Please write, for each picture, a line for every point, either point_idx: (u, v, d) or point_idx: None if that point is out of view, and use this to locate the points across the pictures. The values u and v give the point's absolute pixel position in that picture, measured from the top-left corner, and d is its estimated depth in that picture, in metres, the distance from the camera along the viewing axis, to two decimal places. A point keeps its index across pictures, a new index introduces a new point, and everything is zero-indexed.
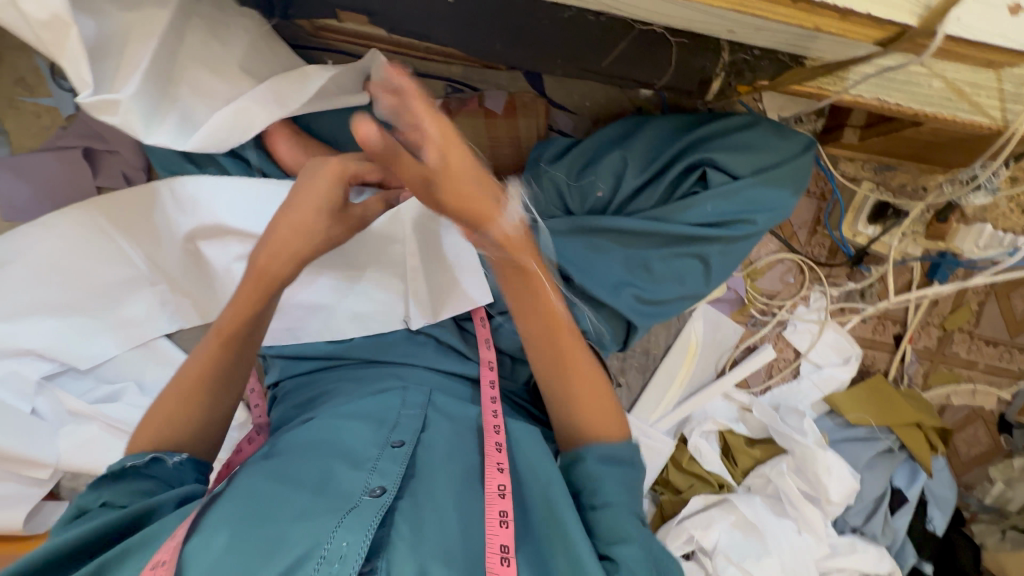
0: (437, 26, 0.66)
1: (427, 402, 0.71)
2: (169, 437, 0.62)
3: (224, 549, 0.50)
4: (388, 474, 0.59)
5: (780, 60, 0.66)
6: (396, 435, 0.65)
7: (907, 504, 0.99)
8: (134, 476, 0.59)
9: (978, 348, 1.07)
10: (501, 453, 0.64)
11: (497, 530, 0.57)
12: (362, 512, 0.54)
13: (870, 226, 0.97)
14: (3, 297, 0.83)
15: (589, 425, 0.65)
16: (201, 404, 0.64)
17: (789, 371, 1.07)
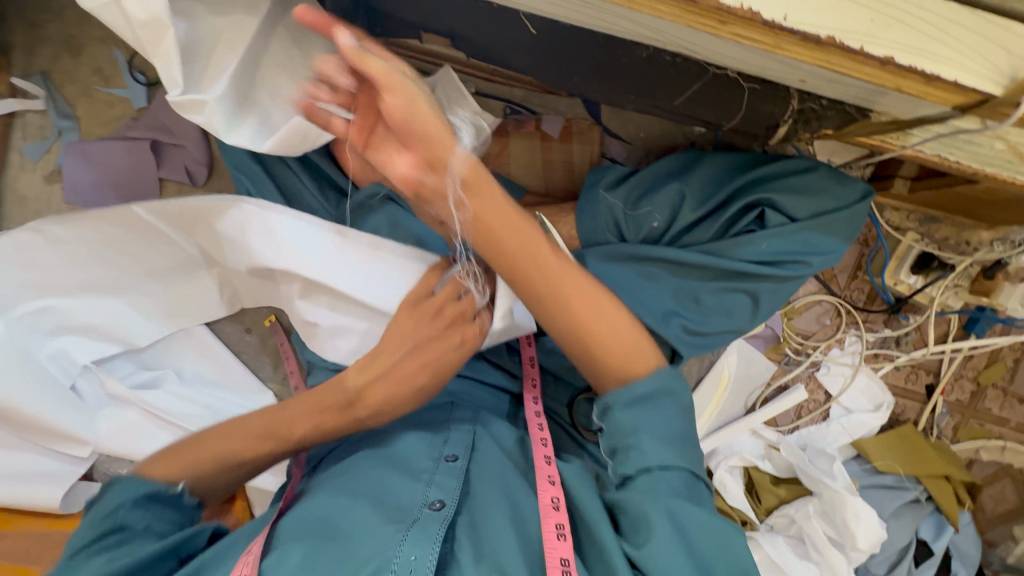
0: (515, 52, 0.68)
1: (474, 418, 0.74)
2: (193, 475, 0.66)
3: (298, 566, 0.54)
4: (445, 487, 0.63)
5: (846, 111, 0.66)
6: (449, 448, 0.68)
7: (933, 557, 0.98)
8: (166, 502, 0.63)
9: (1010, 406, 1.07)
10: (550, 465, 0.65)
11: (555, 542, 0.57)
12: (425, 524, 0.58)
13: (912, 275, 0.98)
14: (60, 273, 0.85)
15: (612, 367, 0.64)
16: (234, 472, 0.68)
17: (818, 414, 1.07)
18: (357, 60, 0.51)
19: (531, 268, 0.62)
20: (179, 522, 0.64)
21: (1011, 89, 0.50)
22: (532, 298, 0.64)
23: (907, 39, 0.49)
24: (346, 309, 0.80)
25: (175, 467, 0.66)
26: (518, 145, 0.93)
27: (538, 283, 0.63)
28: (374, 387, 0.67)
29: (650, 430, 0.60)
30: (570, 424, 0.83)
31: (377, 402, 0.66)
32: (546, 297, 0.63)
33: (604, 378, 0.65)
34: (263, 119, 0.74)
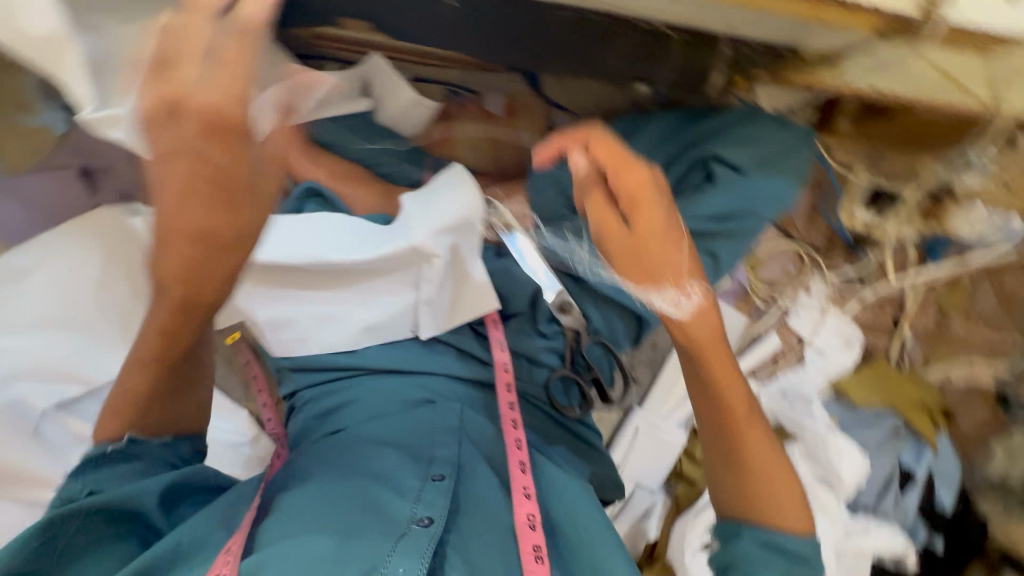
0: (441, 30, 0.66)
1: (460, 429, 0.72)
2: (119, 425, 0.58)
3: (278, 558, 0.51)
4: (434, 504, 0.60)
5: (776, 52, 0.67)
6: (435, 468, 0.65)
7: (916, 481, 1.01)
8: (118, 459, 0.57)
9: (975, 327, 1.10)
10: (525, 475, 0.67)
11: (535, 566, 0.58)
12: (413, 541, 0.55)
13: (865, 210, 1.01)
14: (23, 308, 0.85)
15: (760, 508, 0.61)
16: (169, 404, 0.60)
17: (794, 358, 1.07)
18: (591, 186, 0.57)
19: (737, 408, 0.62)
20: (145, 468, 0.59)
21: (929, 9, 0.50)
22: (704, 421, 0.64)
23: None
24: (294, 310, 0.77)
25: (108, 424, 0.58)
26: (464, 129, 0.85)
27: (714, 404, 0.62)
28: (167, 266, 0.49)
29: (775, 568, 0.58)
30: (551, 406, 0.84)
31: (183, 274, 0.49)
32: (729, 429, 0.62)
33: (745, 503, 0.61)
34: None
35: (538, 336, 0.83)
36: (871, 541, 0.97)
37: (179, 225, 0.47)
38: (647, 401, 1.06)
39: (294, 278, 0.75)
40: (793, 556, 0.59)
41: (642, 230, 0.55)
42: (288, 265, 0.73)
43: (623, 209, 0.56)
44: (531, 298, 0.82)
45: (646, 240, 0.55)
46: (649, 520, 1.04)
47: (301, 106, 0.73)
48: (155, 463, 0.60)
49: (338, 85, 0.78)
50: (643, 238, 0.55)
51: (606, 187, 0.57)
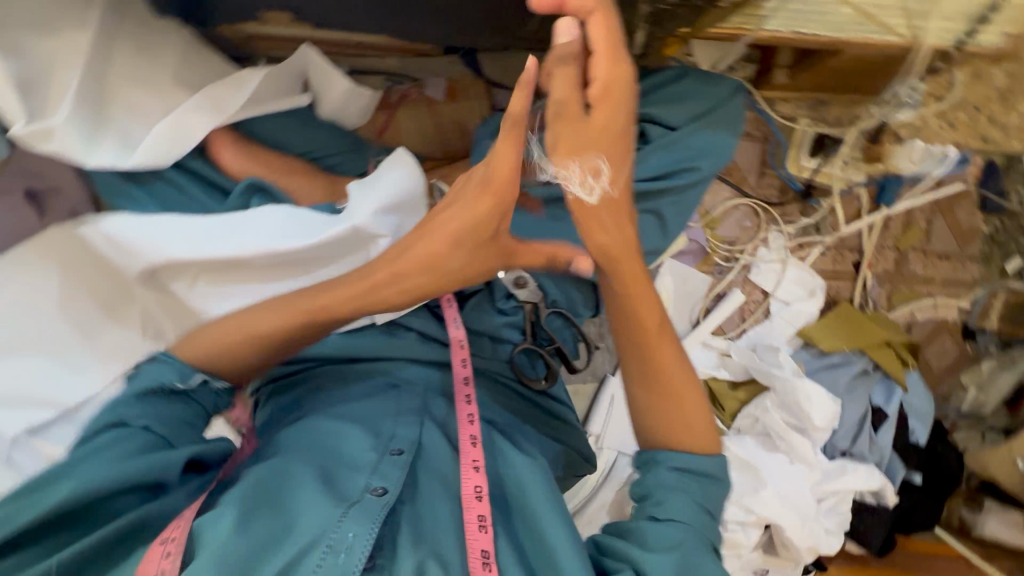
0: (361, 13, 0.66)
1: (423, 407, 0.74)
2: (214, 359, 0.62)
3: (233, 529, 0.52)
4: (389, 476, 0.62)
5: (696, 6, 0.67)
6: (394, 443, 0.66)
7: (888, 420, 1.03)
8: (175, 398, 0.59)
9: (932, 264, 1.13)
10: (475, 449, 0.68)
11: (477, 534, 0.60)
12: (366, 509, 0.58)
13: (812, 159, 1.02)
14: None
15: (672, 437, 0.63)
16: (245, 359, 0.63)
17: (760, 312, 1.10)
18: (557, 66, 0.52)
19: (643, 309, 0.62)
20: (198, 414, 0.61)
21: None
22: (627, 349, 0.64)
23: None
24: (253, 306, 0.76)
25: (195, 348, 0.62)
26: (406, 115, 0.91)
27: (632, 331, 0.63)
28: (456, 255, 0.56)
29: (682, 491, 0.60)
30: (517, 379, 0.84)
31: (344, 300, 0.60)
32: (638, 331, 0.62)
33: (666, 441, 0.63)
34: (124, 134, 0.71)
35: (498, 313, 0.84)
36: (848, 483, 0.97)
37: (452, 220, 0.55)
38: (620, 369, 1.07)
39: (244, 275, 0.76)
40: (700, 476, 0.61)
41: (589, 133, 0.53)
42: (238, 260, 0.74)
43: (589, 96, 0.53)
44: (485, 273, 0.83)
45: (597, 135, 0.53)
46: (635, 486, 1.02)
47: (236, 101, 0.75)
48: (201, 414, 0.61)
49: (272, 80, 0.78)
50: (594, 131, 0.53)
51: (577, 68, 0.53)
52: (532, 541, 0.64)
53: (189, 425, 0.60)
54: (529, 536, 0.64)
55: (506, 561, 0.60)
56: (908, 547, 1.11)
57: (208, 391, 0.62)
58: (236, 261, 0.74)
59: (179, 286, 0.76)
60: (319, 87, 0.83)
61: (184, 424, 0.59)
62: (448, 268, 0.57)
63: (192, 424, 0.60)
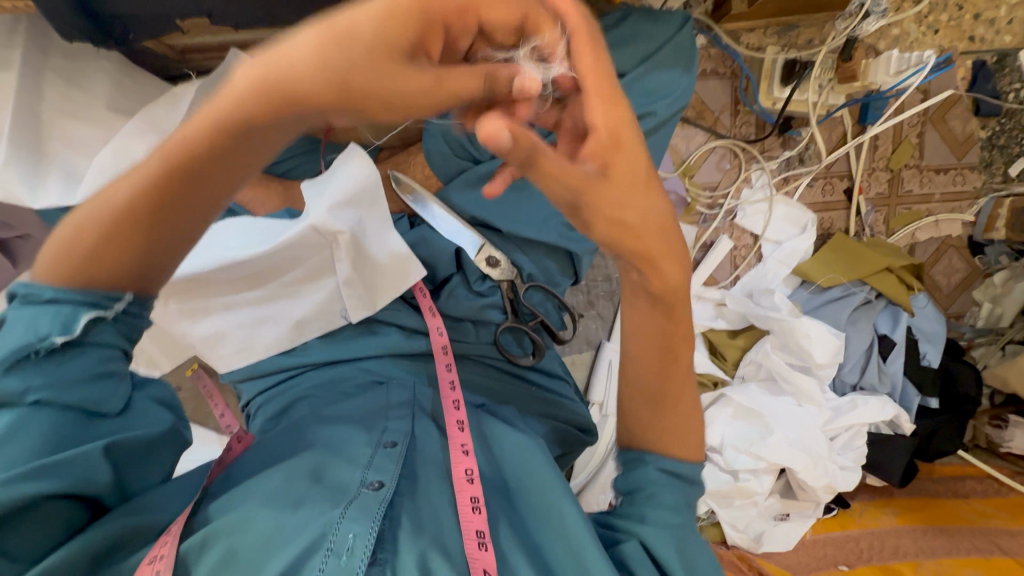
0: (276, 7, 0.63)
1: (412, 398, 0.74)
2: (99, 274, 0.44)
3: (231, 548, 0.53)
4: (384, 469, 0.62)
5: None
6: (388, 435, 0.67)
7: (897, 347, 0.99)
8: (69, 352, 0.45)
9: (929, 179, 1.07)
10: (463, 432, 0.69)
11: (471, 516, 0.61)
12: (364, 505, 0.58)
13: (785, 88, 0.95)
14: None
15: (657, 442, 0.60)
16: (144, 241, 0.43)
17: (753, 256, 1.07)
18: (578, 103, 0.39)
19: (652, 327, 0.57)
20: (108, 360, 0.47)
21: None
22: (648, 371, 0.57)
23: None
24: (227, 320, 0.76)
25: (74, 262, 0.43)
26: None
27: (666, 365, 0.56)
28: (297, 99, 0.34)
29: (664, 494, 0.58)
30: (504, 359, 0.82)
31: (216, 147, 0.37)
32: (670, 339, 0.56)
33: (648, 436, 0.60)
34: (67, 169, 0.70)
35: (475, 297, 0.80)
36: (860, 416, 0.94)
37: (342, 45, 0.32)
38: (614, 334, 1.05)
39: (216, 288, 0.75)
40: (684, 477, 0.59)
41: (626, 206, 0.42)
42: (209, 274, 0.73)
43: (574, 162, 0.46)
44: (455, 257, 0.80)
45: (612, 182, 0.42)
46: None
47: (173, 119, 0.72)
48: (113, 354, 0.48)
49: None
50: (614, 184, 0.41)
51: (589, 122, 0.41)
52: (531, 520, 0.64)
53: (108, 384, 0.48)
54: (529, 509, 0.65)
55: (503, 542, 0.60)
56: (932, 472, 1.08)
57: (112, 328, 0.47)
58: (205, 275, 0.73)
59: (161, 314, 0.76)
60: None
61: (89, 382, 0.46)
62: (345, 78, 0.32)
63: (105, 377, 0.47)
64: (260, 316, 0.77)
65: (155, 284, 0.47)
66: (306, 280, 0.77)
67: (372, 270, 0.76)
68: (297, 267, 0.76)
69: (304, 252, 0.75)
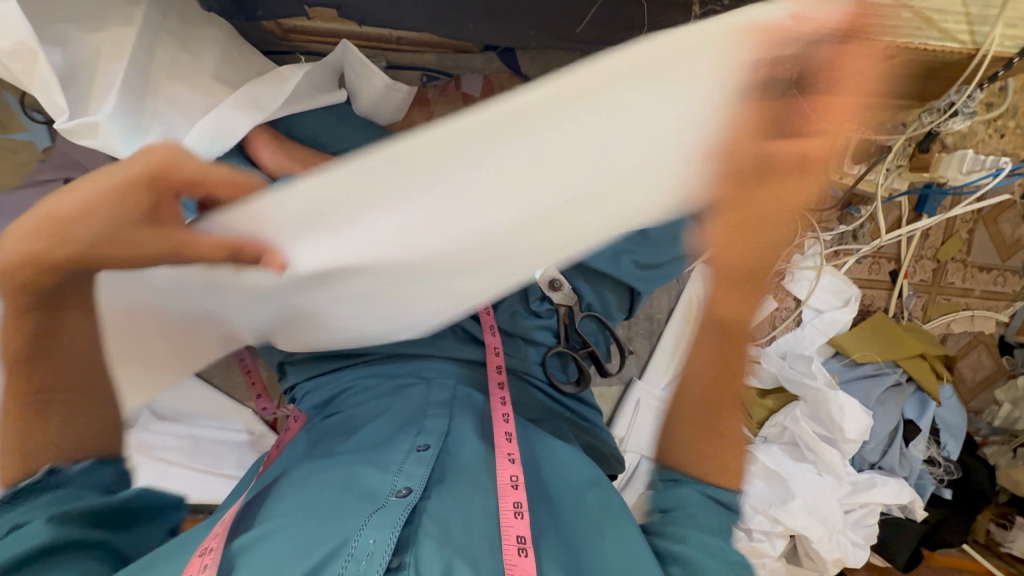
0: (404, 12, 0.65)
1: (451, 399, 0.74)
2: (36, 448, 0.55)
3: (264, 554, 0.55)
4: (412, 474, 0.63)
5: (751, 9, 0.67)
6: (422, 439, 0.68)
7: (921, 433, 1.02)
8: (35, 494, 0.54)
9: (972, 275, 1.10)
10: (510, 444, 0.69)
11: (512, 522, 0.62)
12: (389, 511, 0.59)
13: (855, 166, 0.98)
14: None
15: None
16: (73, 408, 0.56)
17: (791, 320, 1.10)
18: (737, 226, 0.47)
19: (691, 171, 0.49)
20: (81, 491, 0.57)
21: None
22: None
23: None
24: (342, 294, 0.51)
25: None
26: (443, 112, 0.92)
27: None
28: (83, 228, 0.41)
29: None
30: (548, 383, 0.84)
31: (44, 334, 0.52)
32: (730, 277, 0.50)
33: None
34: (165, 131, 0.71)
35: (531, 316, 0.83)
36: (876, 496, 0.96)
37: (57, 199, 0.42)
38: (646, 373, 1.07)
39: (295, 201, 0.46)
40: None
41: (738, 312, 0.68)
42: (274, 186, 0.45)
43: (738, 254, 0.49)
44: None
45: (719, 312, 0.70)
46: None
47: (277, 97, 0.74)
48: (87, 488, 0.58)
49: (311, 76, 0.77)
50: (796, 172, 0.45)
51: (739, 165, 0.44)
52: (579, 529, 0.65)
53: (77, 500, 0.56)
54: (575, 517, 0.67)
55: (543, 548, 0.61)
56: (932, 561, 1.11)
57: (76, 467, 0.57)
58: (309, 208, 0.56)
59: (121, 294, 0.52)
60: (355, 85, 0.83)
61: (66, 501, 0.55)
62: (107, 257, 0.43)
63: (78, 495, 0.56)
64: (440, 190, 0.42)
65: (102, 440, 0.60)
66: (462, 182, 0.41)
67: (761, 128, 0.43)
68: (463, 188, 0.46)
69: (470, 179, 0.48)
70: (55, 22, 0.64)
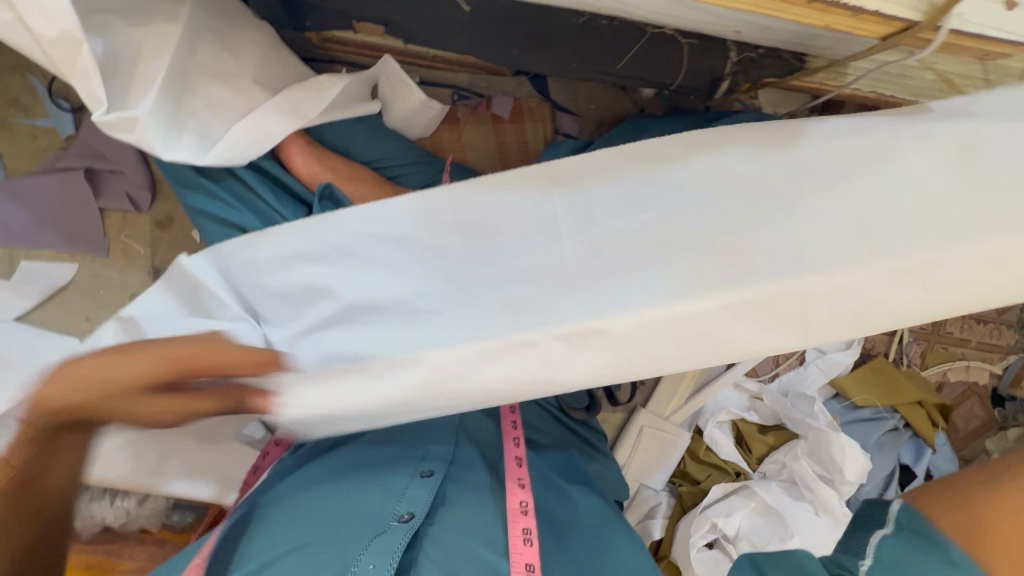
0: (453, 34, 0.67)
1: (459, 425, 0.73)
2: None
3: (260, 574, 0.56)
4: (415, 499, 0.62)
5: (785, 59, 0.69)
6: (426, 464, 0.67)
7: (916, 479, 1.03)
8: None
9: (969, 326, 1.13)
10: (520, 468, 0.69)
11: (521, 549, 0.61)
12: (391, 537, 0.58)
13: None
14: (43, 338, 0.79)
15: None
16: None
17: (795, 358, 1.10)
18: None
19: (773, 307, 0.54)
20: None
21: (931, 14, 0.50)
22: None
23: None
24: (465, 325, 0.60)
25: None
26: (473, 131, 0.92)
27: None
28: (108, 387, 0.48)
29: None
30: (558, 408, 0.83)
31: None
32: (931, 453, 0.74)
33: None
34: (202, 130, 0.71)
35: None
36: None
37: (88, 366, 0.48)
38: (651, 403, 1.06)
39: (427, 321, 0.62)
40: None
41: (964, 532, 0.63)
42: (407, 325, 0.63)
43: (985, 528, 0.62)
44: None
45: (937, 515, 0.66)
46: (654, 520, 1.04)
47: (315, 106, 0.75)
48: None
49: (349, 88, 0.78)
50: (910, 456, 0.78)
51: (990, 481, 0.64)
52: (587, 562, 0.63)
53: None
54: (583, 544, 0.66)
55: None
56: None
57: None
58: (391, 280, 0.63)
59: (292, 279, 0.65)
60: (390, 96, 0.83)
61: None
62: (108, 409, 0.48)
63: None
64: (563, 352, 0.56)
65: None
66: (537, 307, 0.57)
67: (849, 246, 0.51)
68: (519, 308, 0.58)
69: (535, 270, 0.58)
70: (101, 13, 0.62)
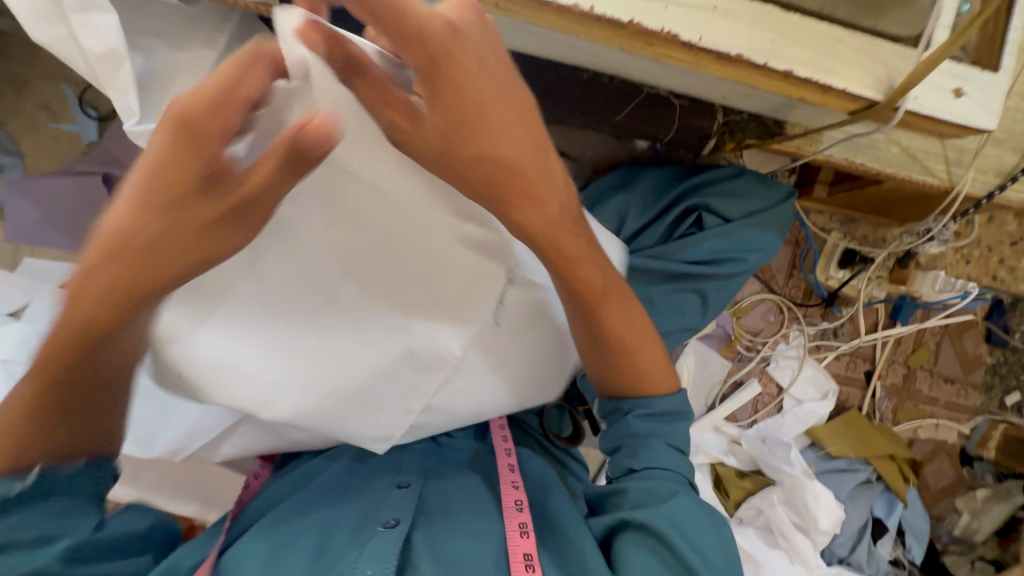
0: None
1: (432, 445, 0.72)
2: None
3: None
4: (398, 504, 0.62)
5: (765, 124, 0.79)
6: (402, 476, 0.66)
7: (888, 532, 1.05)
8: None
9: (937, 385, 1.18)
10: (511, 472, 0.67)
11: (520, 540, 0.59)
12: (379, 543, 0.57)
13: (839, 270, 1.09)
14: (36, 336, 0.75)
15: None
16: None
17: (773, 406, 1.15)
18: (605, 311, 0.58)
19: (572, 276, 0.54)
20: None
21: (890, 95, 0.57)
22: None
23: (807, 57, 0.56)
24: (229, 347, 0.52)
25: None
26: None
27: None
28: None
29: None
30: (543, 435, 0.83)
31: None
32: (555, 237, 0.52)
33: None
34: None
35: None
36: None
37: None
38: None
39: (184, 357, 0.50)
40: None
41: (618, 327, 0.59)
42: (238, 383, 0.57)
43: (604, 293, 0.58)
44: None
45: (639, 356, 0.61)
46: None
47: None
48: None
49: None
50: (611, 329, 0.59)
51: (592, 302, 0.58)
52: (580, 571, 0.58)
53: None
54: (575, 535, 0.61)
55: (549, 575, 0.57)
56: None
57: None
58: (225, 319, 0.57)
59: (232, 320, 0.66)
60: None
61: None
62: None
63: None
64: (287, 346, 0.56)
65: None
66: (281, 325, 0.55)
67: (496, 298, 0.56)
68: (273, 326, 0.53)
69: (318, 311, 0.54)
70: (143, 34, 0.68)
